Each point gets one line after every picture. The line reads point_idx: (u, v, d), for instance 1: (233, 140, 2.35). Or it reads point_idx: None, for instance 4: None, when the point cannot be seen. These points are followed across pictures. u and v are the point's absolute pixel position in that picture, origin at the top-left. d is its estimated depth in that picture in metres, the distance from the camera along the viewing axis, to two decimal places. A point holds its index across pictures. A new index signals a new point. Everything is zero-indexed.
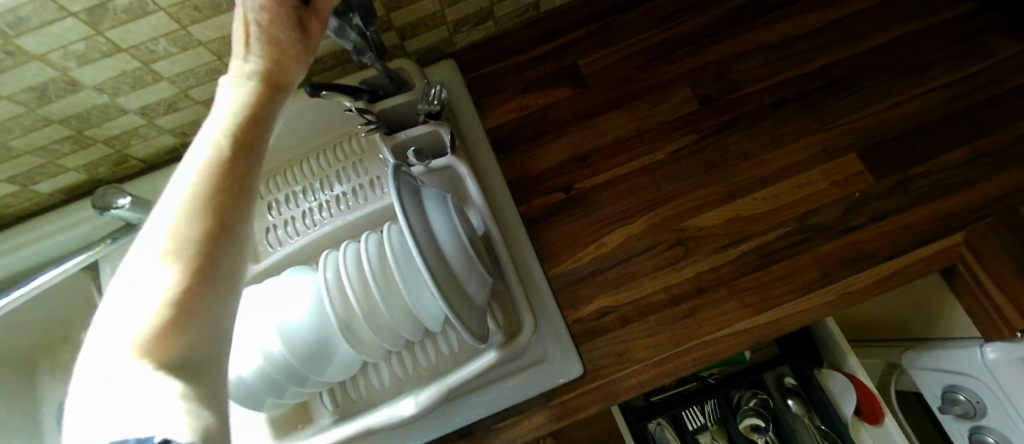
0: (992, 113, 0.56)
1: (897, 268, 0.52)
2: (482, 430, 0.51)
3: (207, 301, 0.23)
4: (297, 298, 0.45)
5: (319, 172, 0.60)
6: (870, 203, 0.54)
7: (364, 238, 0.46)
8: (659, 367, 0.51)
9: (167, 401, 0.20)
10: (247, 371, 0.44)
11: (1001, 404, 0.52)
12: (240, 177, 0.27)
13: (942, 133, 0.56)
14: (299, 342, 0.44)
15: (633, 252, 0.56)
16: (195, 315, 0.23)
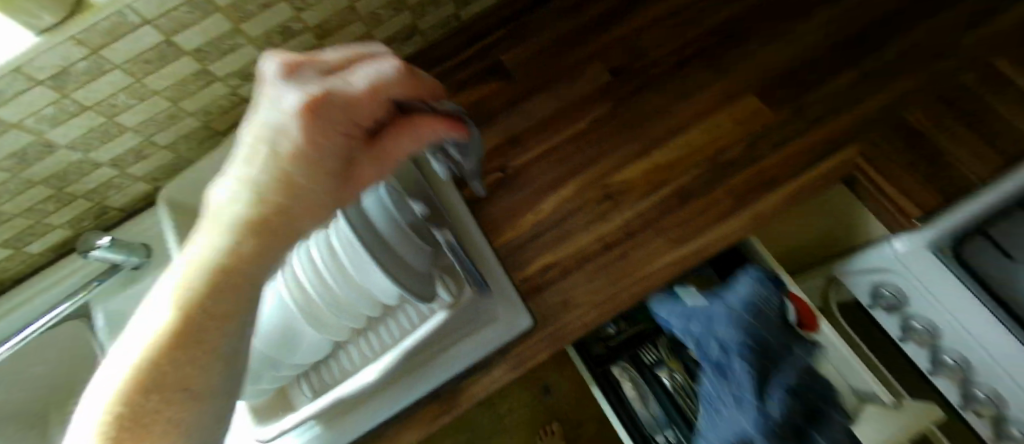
0: (874, 36, 0.61)
1: (803, 186, 0.58)
2: (450, 390, 0.57)
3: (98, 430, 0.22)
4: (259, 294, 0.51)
5: None
6: (771, 133, 0.60)
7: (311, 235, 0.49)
8: (601, 307, 0.58)
9: None
10: None
11: (918, 291, 0.59)
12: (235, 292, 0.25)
13: (832, 60, 0.61)
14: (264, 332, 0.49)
15: (567, 213, 0.62)
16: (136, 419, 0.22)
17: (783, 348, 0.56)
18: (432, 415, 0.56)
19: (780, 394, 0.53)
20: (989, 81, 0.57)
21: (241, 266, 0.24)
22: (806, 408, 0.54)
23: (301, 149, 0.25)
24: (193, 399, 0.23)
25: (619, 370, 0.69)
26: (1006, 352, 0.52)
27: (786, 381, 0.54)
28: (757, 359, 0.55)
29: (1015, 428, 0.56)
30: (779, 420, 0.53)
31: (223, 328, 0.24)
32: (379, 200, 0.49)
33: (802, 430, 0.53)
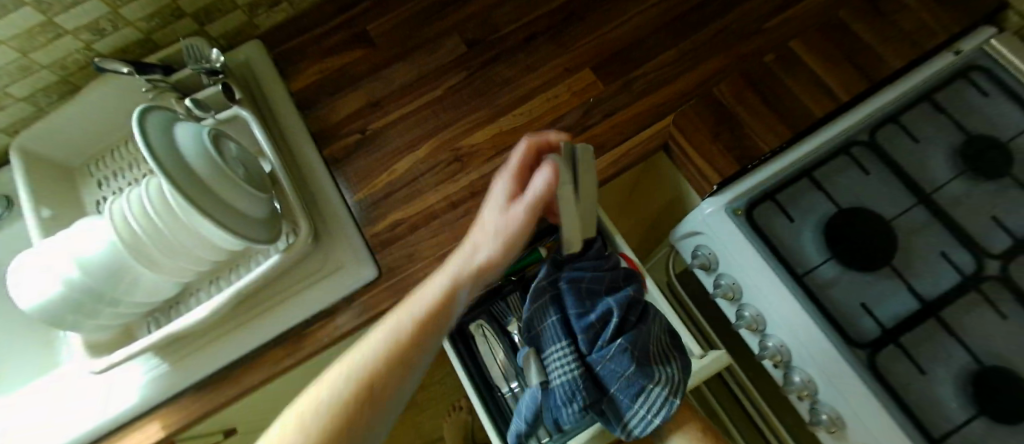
0: (687, 24, 0.71)
1: (623, 151, 0.65)
2: (298, 333, 0.61)
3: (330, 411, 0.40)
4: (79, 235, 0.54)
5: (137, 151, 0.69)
6: (602, 105, 0.67)
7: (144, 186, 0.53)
8: (439, 260, 0.62)
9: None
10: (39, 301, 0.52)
11: (724, 251, 0.63)
12: (408, 349, 0.43)
13: (653, 44, 0.70)
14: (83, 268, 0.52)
15: (420, 173, 0.66)
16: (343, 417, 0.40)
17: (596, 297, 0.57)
18: (274, 357, 0.60)
19: (592, 318, 0.56)
20: (785, 61, 0.68)
21: (428, 322, 0.44)
22: (636, 352, 0.53)
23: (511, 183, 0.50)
24: (376, 409, 0.41)
25: (472, 327, 0.70)
26: (778, 297, 0.59)
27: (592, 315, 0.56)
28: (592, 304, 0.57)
29: (796, 373, 0.60)
30: (608, 356, 0.54)
31: (396, 374, 0.42)
32: (200, 144, 0.51)
33: (638, 364, 0.53)
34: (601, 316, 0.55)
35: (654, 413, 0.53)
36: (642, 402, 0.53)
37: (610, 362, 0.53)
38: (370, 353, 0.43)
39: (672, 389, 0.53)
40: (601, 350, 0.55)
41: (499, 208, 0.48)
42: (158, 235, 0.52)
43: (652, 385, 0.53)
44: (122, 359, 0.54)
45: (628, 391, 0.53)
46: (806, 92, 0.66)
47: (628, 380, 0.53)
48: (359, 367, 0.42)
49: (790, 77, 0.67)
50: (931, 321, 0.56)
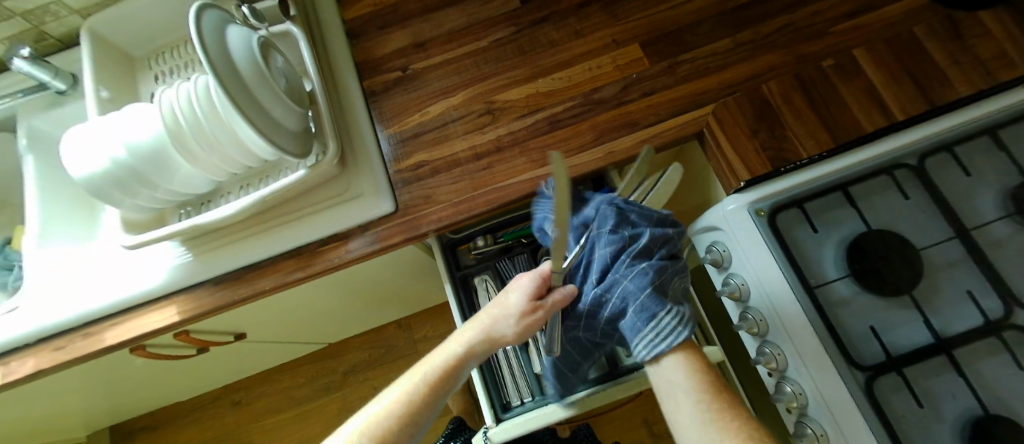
0: (746, 13, 0.69)
1: (655, 132, 0.64)
2: (311, 251, 0.63)
3: (372, 414, 0.48)
4: (131, 121, 0.57)
5: (190, 53, 0.75)
6: (643, 82, 0.66)
7: (196, 82, 0.56)
8: (456, 206, 0.63)
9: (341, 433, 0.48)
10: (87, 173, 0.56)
11: (739, 250, 0.62)
12: (438, 378, 0.50)
13: (708, 28, 0.69)
14: (133, 154, 0.56)
15: (451, 119, 0.68)
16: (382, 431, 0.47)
17: (627, 216, 0.55)
18: (287, 268, 0.63)
19: (620, 232, 0.54)
20: (842, 70, 0.65)
21: (455, 365, 0.51)
22: (657, 278, 0.51)
23: (523, 281, 0.55)
24: (406, 426, 0.47)
25: (477, 280, 0.72)
26: (785, 302, 0.58)
27: (620, 232, 0.54)
28: (622, 224, 0.55)
29: (788, 384, 0.59)
30: (627, 275, 0.52)
31: (426, 400, 0.49)
32: (247, 50, 0.53)
33: (653, 289, 0.50)
34: (628, 235, 0.54)
35: (662, 339, 0.48)
36: (650, 327, 0.48)
37: (629, 283, 0.52)
38: (412, 379, 0.50)
39: (682, 321, 0.48)
40: (621, 270, 0.53)
41: (520, 294, 0.53)
42: (201, 131, 0.55)
43: (664, 314, 0.49)
44: (152, 240, 0.58)
45: (641, 313, 0.50)
46: (858, 103, 0.64)
47: (641, 302, 0.50)
48: (400, 390, 0.49)
49: (845, 84, 0.65)
50: (940, 356, 0.54)
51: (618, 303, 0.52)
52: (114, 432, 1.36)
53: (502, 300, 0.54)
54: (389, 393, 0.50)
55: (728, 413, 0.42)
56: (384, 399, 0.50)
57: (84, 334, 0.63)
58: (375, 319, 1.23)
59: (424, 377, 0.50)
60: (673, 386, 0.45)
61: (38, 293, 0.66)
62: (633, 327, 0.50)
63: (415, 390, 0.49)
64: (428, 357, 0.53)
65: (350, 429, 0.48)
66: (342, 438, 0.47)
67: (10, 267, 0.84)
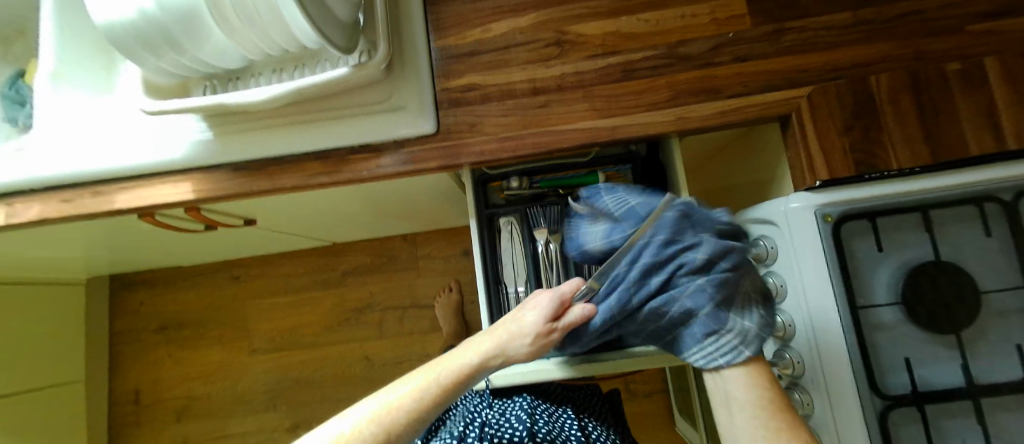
0: None
1: (736, 106, 0.57)
2: (338, 157, 0.59)
3: (375, 405, 0.46)
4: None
5: None
6: (738, 45, 0.58)
7: None
8: (501, 142, 0.58)
9: (333, 425, 0.45)
10: (112, 17, 0.49)
11: (789, 251, 0.57)
12: (448, 386, 0.49)
13: None
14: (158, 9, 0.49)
15: (513, 42, 0.60)
16: (382, 428, 0.45)
17: (695, 224, 0.52)
18: (312, 170, 0.59)
19: (680, 243, 0.51)
20: (966, 78, 0.55)
21: (467, 375, 0.50)
22: (720, 293, 0.49)
23: (541, 299, 0.54)
24: (408, 426, 0.46)
25: (503, 221, 0.68)
26: (824, 313, 0.54)
27: (688, 240, 0.51)
28: (687, 230, 0.51)
29: (798, 392, 0.58)
30: (691, 288, 0.50)
31: (432, 405, 0.47)
32: None
33: (715, 305, 0.49)
34: (686, 247, 0.50)
35: (720, 355, 0.48)
36: (710, 345, 0.48)
37: (688, 300, 0.50)
38: (421, 380, 0.49)
39: (744, 341, 0.48)
40: (677, 283, 0.51)
41: (540, 313, 0.52)
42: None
43: (725, 332, 0.48)
44: (176, 110, 0.53)
45: (703, 327, 0.49)
46: (971, 120, 0.54)
47: (700, 317, 0.49)
48: (408, 388, 0.48)
49: (965, 97, 0.55)
50: (966, 401, 0.52)
51: (670, 316, 0.51)
52: (116, 280, 1.41)
53: (523, 313, 0.53)
54: (396, 390, 0.48)
55: (783, 433, 0.45)
56: (389, 394, 0.48)
57: (95, 191, 0.61)
58: (382, 231, 1.21)
59: (433, 379, 0.49)
60: (732, 399, 0.48)
61: (45, 137, 0.63)
62: (689, 337, 0.50)
63: (422, 392, 0.47)
64: (441, 358, 0.52)
65: (350, 418, 0.46)
66: (346, 422, 0.45)
67: (24, 103, 0.80)
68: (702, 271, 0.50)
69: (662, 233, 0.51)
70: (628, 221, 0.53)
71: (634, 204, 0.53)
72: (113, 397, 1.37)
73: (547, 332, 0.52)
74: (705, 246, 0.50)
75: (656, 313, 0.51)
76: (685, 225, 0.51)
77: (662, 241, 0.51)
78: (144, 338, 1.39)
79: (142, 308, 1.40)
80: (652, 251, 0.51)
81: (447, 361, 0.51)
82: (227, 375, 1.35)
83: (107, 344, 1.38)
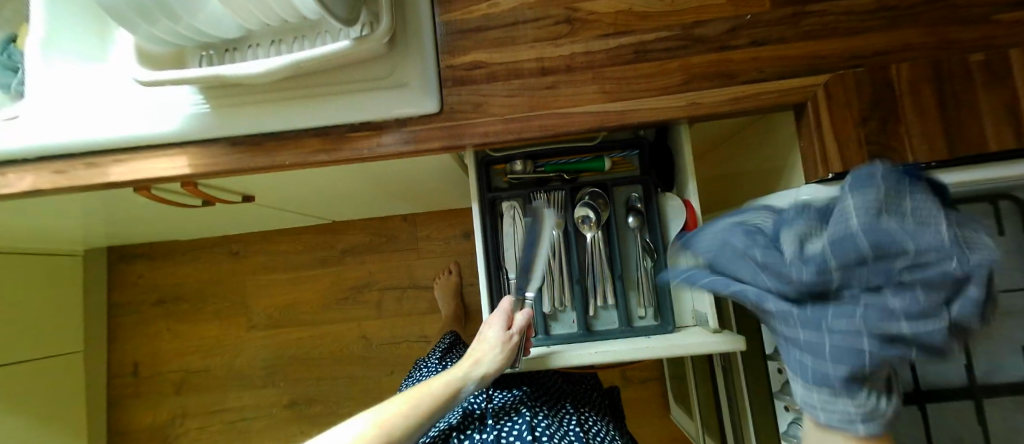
0: None
1: (751, 92, 0.55)
2: (338, 135, 0.57)
3: (367, 426, 0.54)
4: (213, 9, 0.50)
5: None
6: (756, 28, 0.56)
7: None
8: (507, 123, 0.57)
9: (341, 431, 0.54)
10: None
11: None
12: (429, 404, 0.57)
13: None
14: None
15: (522, 19, 0.58)
16: None
17: (930, 270, 0.34)
18: (311, 147, 0.57)
19: (876, 257, 0.35)
20: (990, 70, 0.53)
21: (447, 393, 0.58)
22: (887, 349, 0.34)
23: (495, 313, 0.60)
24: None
25: (506, 205, 0.67)
26: None
27: (898, 271, 0.35)
28: (892, 245, 0.35)
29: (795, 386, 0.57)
30: (853, 320, 0.35)
31: (416, 421, 0.55)
32: None
33: (866, 366, 0.34)
34: (880, 259, 0.35)
35: (839, 418, 0.36)
36: (836, 404, 0.36)
37: (830, 333, 0.36)
38: (405, 406, 0.56)
39: (873, 413, 0.35)
40: (840, 298, 0.37)
41: (496, 326, 0.59)
42: None
43: (861, 399, 0.35)
44: (169, 81, 0.51)
45: (815, 377, 0.37)
46: (992, 116, 0.52)
47: (850, 367, 0.35)
48: (391, 417, 0.54)
49: (986, 90, 0.52)
50: (967, 400, 0.52)
51: (790, 326, 0.38)
52: (114, 253, 1.40)
53: (483, 330, 0.60)
54: (381, 419, 0.54)
55: None
56: (374, 421, 0.54)
57: (88, 163, 0.59)
58: (382, 210, 1.20)
59: (415, 403, 0.56)
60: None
61: (33, 104, 0.60)
62: (796, 364, 0.38)
63: (404, 416, 0.55)
64: (422, 383, 0.59)
65: (356, 422, 0.55)
66: (349, 429, 0.53)
67: (16, 69, 0.77)
68: (885, 317, 0.34)
69: (873, 248, 0.35)
70: (838, 235, 0.36)
71: (854, 206, 0.36)
72: (111, 369, 1.37)
73: (507, 339, 0.58)
74: (914, 289, 0.34)
75: (775, 312, 0.39)
76: (909, 256, 0.34)
77: (862, 254, 0.35)
78: (142, 311, 1.38)
79: (140, 281, 1.39)
80: (835, 253, 0.36)
81: (427, 385, 0.59)
82: (224, 350, 1.36)
83: (104, 315, 1.38)
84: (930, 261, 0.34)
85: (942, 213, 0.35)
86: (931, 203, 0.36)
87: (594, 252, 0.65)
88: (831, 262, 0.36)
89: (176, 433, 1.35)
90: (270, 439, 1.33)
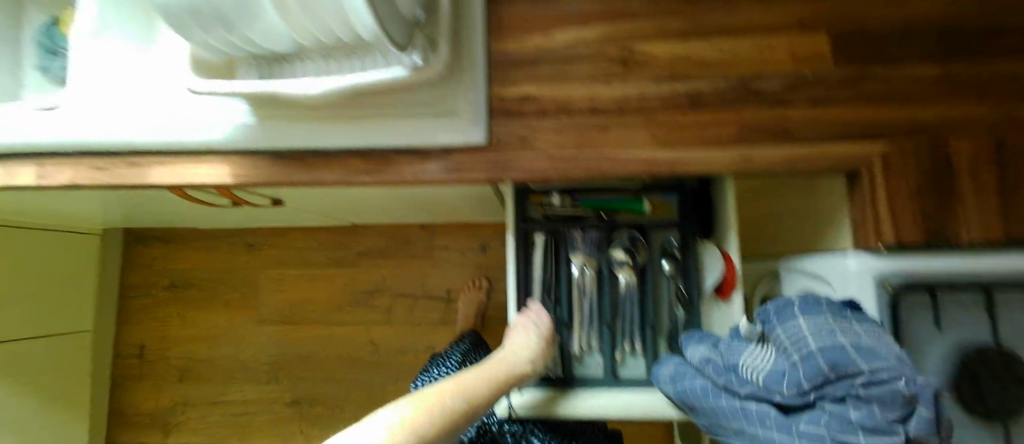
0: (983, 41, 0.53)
1: (805, 152, 0.53)
2: (382, 156, 0.56)
3: (415, 417, 0.45)
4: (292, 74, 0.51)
5: None
6: (816, 86, 0.54)
7: None
8: (552, 161, 0.56)
9: (376, 426, 0.43)
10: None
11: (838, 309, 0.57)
12: (478, 394, 0.52)
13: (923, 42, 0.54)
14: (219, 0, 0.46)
15: (576, 55, 0.57)
16: None
17: (884, 386, 0.38)
18: (354, 167, 0.56)
19: (835, 378, 0.41)
20: None
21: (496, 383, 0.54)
22: None
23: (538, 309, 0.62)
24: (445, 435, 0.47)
25: (538, 239, 0.66)
26: None
27: (857, 387, 0.40)
28: (846, 368, 0.41)
29: None
30: (818, 425, 0.41)
31: (464, 411, 0.49)
32: None
33: None
34: (831, 380, 0.42)
35: None
36: None
37: (801, 437, 0.41)
38: (451, 395, 0.50)
39: None
40: (811, 416, 0.42)
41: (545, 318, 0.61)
42: None
43: None
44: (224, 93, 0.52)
45: None
46: None
47: None
48: (437, 406, 0.48)
49: None
50: None
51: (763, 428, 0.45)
52: (130, 234, 1.40)
53: (530, 323, 0.60)
54: (428, 411, 0.47)
55: None
56: (420, 412, 0.46)
57: (129, 162, 0.59)
58: (403, 217, 1.20)
59: (465, 394, 0.51)
60: None
61: (77, 97, 0.60)
62: None
63: (453, 407, 0.49)
64: (463, 376, 0.54)
65: (395, 416, 0.45)
66: (386, 421, 0.44)
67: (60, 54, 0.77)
68: (845, 429, 0.40)
69: (829, 367, 0.41)
70: (805, 358, 0.43)
71: (809, 329, 0.45)
72: (119, 349, 1.38)
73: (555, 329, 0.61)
74: (870, 403, 0.39)
75: (755, 412, 0.45)
76: (864, 376, 0.40)
77: (824, 374, 0.42)
78: (153, 294, 1.39)
79: (154, 264, 1.39)
80: (805, 373, 0.43)
81: (469, 377, 0.53)
82: (232, 341, 1.36)
83: (116, 295, 1.38)
84: (884, 379, 0.39)
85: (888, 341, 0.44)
86: (878, 332, 0.44)
87: (626, 296, 0.64)
88: (802, 380, 0.43)
89: (177, 420, 1.35)
90: (269, 435, 1.32)
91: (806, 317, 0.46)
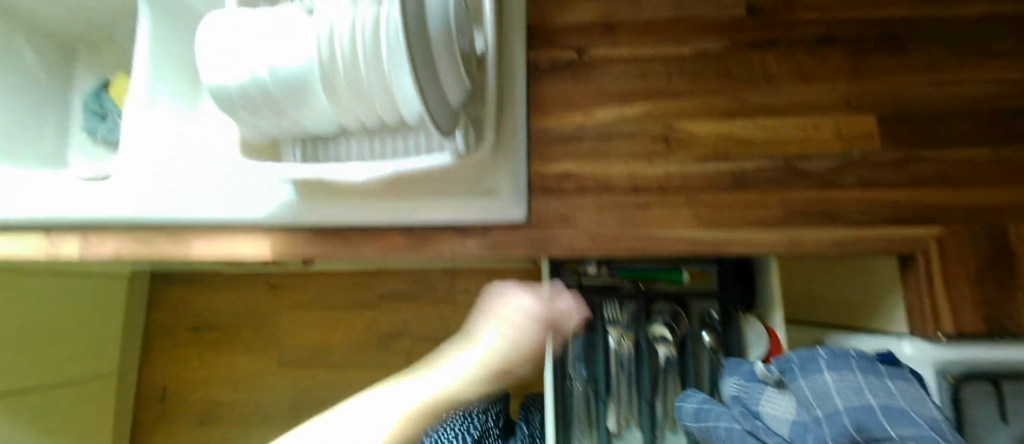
0: None
1: (856, 235, 0.52)
2: (423, 233, 0.57)
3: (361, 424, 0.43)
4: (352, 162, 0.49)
5: None
6: (864, 168, 0.53)
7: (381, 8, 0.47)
8: (593, 239, 0.55)
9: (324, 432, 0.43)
10: (231, 83, 0.50)
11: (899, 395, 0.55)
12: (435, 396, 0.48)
13: (972, 125, 0.53)
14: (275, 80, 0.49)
15: (617, 132, 0.57)
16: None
17: None
18: (394, 244, 0.57)
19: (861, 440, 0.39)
20: None
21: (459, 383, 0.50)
22: None
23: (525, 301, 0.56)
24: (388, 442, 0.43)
25: None
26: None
27: None
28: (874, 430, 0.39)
29: None
30: None
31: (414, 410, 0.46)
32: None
33: None
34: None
35: None
36: None
37: None
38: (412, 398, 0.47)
39: None
40: None
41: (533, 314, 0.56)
42: (356, 77, 0.47)
43: None
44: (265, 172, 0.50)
45: None
46: None
47: None
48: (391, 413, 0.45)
49: None
50: None
51: None
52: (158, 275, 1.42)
53: (510, 316, 0.56)
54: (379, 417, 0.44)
55: None
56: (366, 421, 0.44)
57: (171, 234, 0.60)
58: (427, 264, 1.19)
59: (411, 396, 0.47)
60: None
61: (123, 170, 0.61)
62: None
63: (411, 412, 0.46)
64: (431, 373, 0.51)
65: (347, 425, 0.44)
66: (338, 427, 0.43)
67: (104, 117, 0.80)
68: None
69: (858, 430, 0.39)
70: (831, 416, 0.41)
71: (836, 385, 0.43)
72: (140, 390, 1.38)
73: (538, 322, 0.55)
74: None
75: None
76: (894, 442, 0.38)
77: (851, 436, 0.39)
78: (177, 335, 1.39)
79: (179, 305, 1.40)
80: (831, 433, 0.40)
81: (444, 377, 0.50)
82: (252, 384, 1.35)
83: (141, 336, 1.39)
84: None
85: (922, 400, 0.42)
86: (910, 389, 0.43)
87: (666, 369, 0.63)
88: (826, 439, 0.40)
89: None
90: None
91: (834, 371, 0.44)
